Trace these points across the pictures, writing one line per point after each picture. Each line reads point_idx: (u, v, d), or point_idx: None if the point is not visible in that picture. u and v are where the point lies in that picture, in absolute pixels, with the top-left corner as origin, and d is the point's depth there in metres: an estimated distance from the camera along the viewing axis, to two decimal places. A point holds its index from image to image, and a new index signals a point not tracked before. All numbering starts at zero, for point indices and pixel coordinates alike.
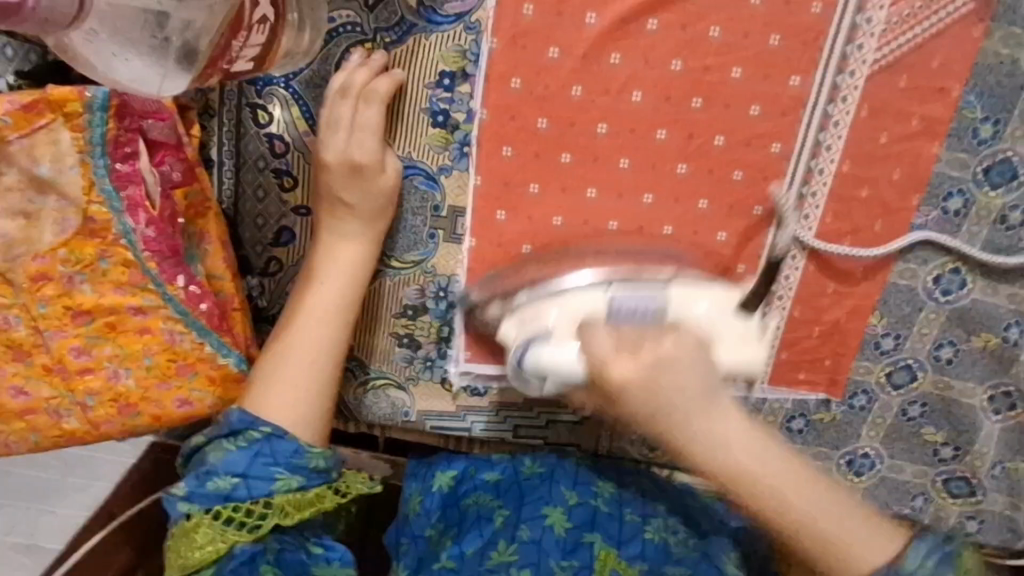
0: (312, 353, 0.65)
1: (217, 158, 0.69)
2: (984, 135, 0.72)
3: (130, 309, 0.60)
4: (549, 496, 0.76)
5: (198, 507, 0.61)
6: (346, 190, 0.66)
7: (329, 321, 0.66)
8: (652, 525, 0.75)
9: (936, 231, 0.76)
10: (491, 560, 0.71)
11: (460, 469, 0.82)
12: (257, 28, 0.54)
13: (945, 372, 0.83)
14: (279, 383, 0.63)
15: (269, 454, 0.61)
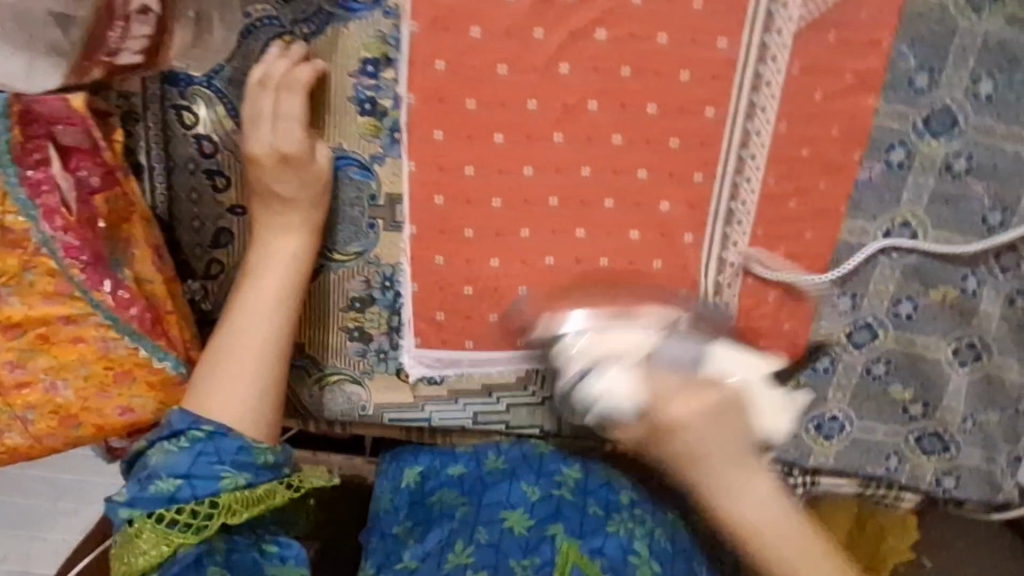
0: (256, 347, 0.64)
1: (147, 162, 0.68)
2: (920, 85, 0.71)
3: (60, 319, 0.59)
4: (510, 496, 0.77)
5: (141, 511, 0.56)
6: (278, 181, 0.65)
7: (275, 313, 0.65)
8: (616, 518, 0.75)
9: (881, 185, 0.75)
10: (448, 563, 0.72)
11: (425, 465, 0.82)
12: (137, 19, 0.55)
13: (906, 328, 0.83)
14: (223, 381, 0.62)
15: (213, 452, 0.58)
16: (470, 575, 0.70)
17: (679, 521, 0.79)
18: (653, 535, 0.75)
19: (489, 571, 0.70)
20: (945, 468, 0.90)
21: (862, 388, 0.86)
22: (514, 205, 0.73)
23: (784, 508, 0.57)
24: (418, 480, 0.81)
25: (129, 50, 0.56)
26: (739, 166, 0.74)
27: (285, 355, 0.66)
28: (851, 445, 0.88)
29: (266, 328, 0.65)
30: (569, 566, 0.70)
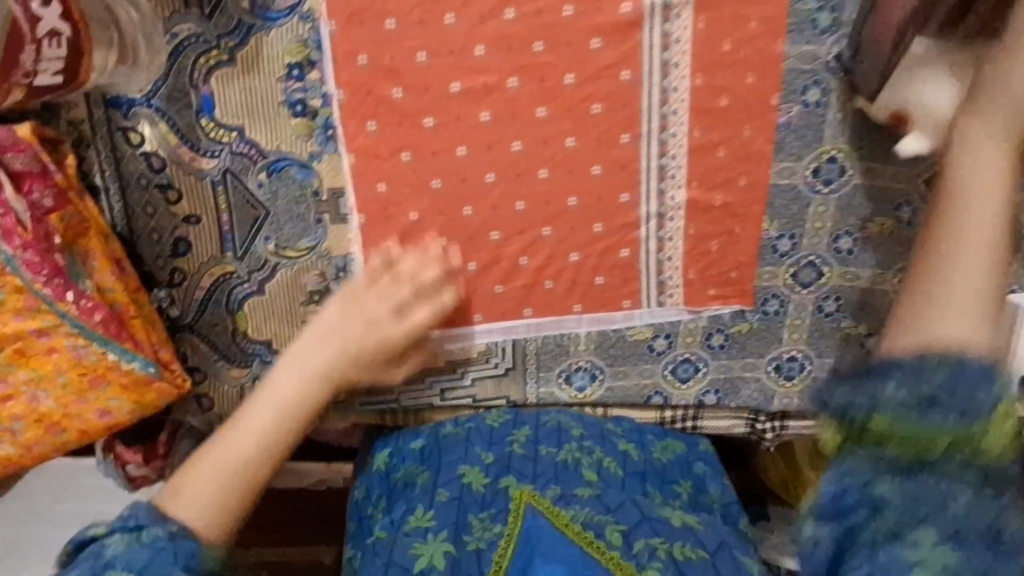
0: (241, 448, 0.61)
1: (103, 184, 0.73)
2: (824, 25, 0.74)
3: (32, 332, 0.64)
4: (465, 457, 0.81)
5: None
6: (288, 376, 0.65)
7: (255, 437, 0.60)
8: (567, 449, 0.80)
9: (801, 126, 0.78)
10: (408, 525, 0.75)
11: (392, 446, 0.86)
12: (49, 41, 0.55)
13: (849, 263, 0.85)
14: (195, 481, 0.58)
15: (172, 553, 0.52)
16: (431, 536, 0.72)
17: (630, 450, 0.84)
18: (603, 462, 0.80)
19: (450, 528, 0.73)
20: None
21: (815, 326, 0.88)
22: (452, 184, 0.76)
23: (984, 220, 0.45)
24: (388, 462, 0.85)
25: (45, 72, 0.56)
26: (662, 123, 0.76)
27: (281, 444, 0.62)
28: (814, 385, 0.90)
29: (249, 445, 0.61)
30: (523, 506, 0.72)
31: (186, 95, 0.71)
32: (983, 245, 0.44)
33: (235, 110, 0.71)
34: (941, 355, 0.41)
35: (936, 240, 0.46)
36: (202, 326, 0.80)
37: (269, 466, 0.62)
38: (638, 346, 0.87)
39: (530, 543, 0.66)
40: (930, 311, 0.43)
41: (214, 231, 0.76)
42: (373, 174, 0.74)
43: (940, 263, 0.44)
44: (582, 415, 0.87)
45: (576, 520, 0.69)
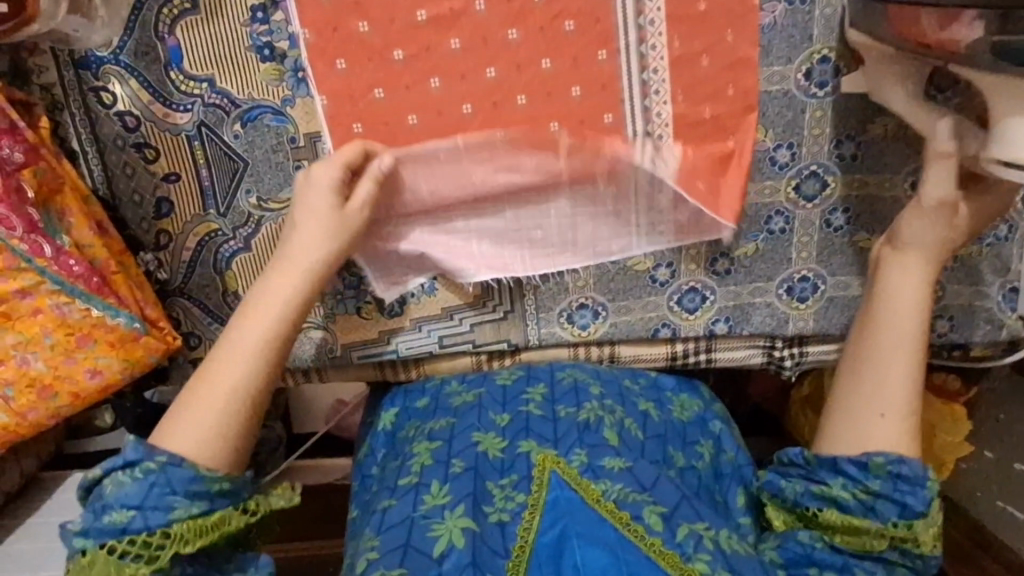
0: (224, 380, 0.64)
1: (80, 148, 0.73)
2: None
3: (15, 293, 0.64)
4: (479, 423, 0.73)
5: (95, 541, 0.59)
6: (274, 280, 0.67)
7: (249, 354, 0.65)
8: (587, 407, 0.73)
9: (787, 25, 0.74)
10: (424, 506, 0.65)
11: (399, 406, 0.83)
12: None
13: (854, 169, 0.81)
14: (192, 408, 0.63)
15: (166, 484, 0.60)
16: (448, 514, 0.63)
17: (651, 411, 0.77)
18: (625, 423, 0.73)
19: (468, 501, 0.64)
20: (936, 312, 0.86)
21: (824, 243, 0.84)
22: (429, 120, 0.74)
23: (904, 377, 0.71)
24: (394, 421, 0.82)
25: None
26: (640, 35, 0.73)
27: (273, 364, 0.66)
28: (829, 305, 0.86)
29: (237, 367, 0.64)
30: (549, 473, 0.63)
31: (154, 49, 0.70)
32: (892, 393, 0.71)
33: (204, 59, 0.71)
34: (878, 465, 0.68)
35: (868, 372, 0.72)
36: (192, 288, 0.79)
37: (263, 384, 0.66)
38: (639, 277, 0.84)
39: (561, 522, 0.58)
40: (869, 433, 0.70)
41: (195, 189, 0.75)
42: (345, 114, 0.72)
43: (869, 394, 0.71)
44: (599, 370, 0.81)
45: (610, 496, 0.62)
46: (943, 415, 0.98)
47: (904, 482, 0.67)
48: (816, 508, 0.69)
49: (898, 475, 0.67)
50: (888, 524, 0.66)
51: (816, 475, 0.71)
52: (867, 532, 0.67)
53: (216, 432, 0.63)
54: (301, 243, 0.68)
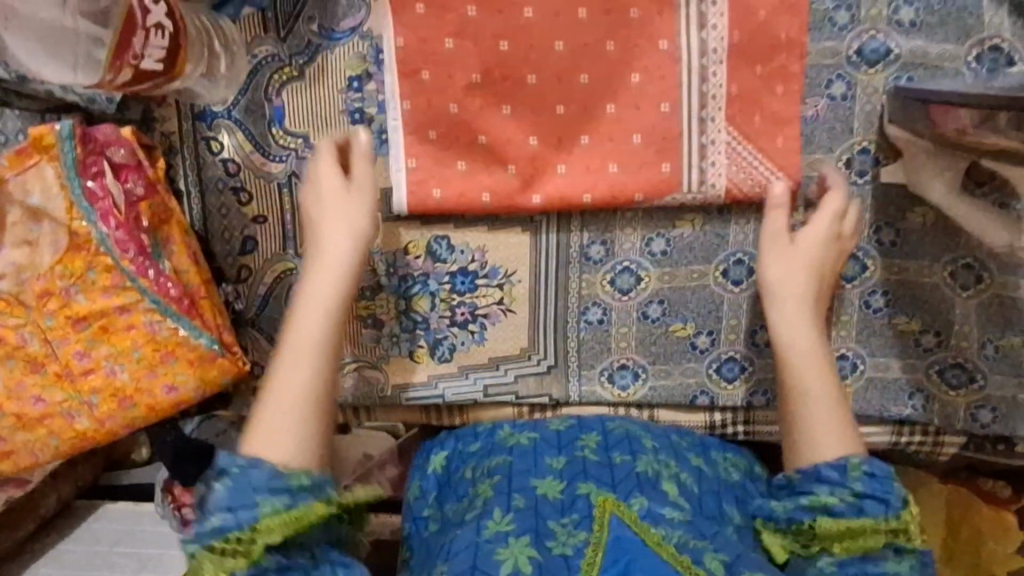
0: (293, 389, 0.66)
1: (185, 188, 0.82)
2: (841, 22, 0.78)
3: (117, 309, 0.72)
4: (536, 469, 0.72)
5: (197, 543, 0.61)
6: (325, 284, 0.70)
7: (300, 404, 0.66)
8: (643, 458, 0.73)
9: (830, 117, 0.80)
10: (487, 530, 0.65)
11: (450, 449, 0.83)
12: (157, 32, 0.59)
13: (893, 255, 0.84)
14: (264, 432, 0.64)
15: (252, 482, 0.61)
16: (513, 540, 0.63)
17: (703, 466, 0.77)
18: (681, 475, 0.73)
19: (532, 534, 0.64)
20: (979, 402, 0.86)
21: (864, 322, 0.86)
22: None
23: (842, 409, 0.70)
24: (445, 464, 0.81)
25: (149, 58, 0.59)
26: (700, 127, 0.78)
27: (324, 399, 0.67)
28: (868, 384, 0.87)
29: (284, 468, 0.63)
30: (608, 515, 0.64)
31: (261, 107, 0.80)
32: (821, 383, 0.71)
33: (304, 119, 0.81)
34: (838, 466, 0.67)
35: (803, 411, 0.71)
36: (264, 320, 0.85)
37: (320, 421, 0.67)
38: (680, 344, 0.87)
39: (626, 557, 0.59)
40: (827, 437, 0.69)
41: (278, 231, 0.83)
42: (415, 172, 0.79)
43: (815, 434, 0.70)
44: (647, 424, 0.81)
45: (670, 540, 0.62)
46: (990, 524, 0.92)
47: (880, 480, 0.66)
48: (810, 519, 0.67)
49: (873, 474, 0.66)
50: (879, 520, 0.65)
51: (801, 488, 0.69)
52: (867, 532, 0.65)
53: (304, 445, 0.65)
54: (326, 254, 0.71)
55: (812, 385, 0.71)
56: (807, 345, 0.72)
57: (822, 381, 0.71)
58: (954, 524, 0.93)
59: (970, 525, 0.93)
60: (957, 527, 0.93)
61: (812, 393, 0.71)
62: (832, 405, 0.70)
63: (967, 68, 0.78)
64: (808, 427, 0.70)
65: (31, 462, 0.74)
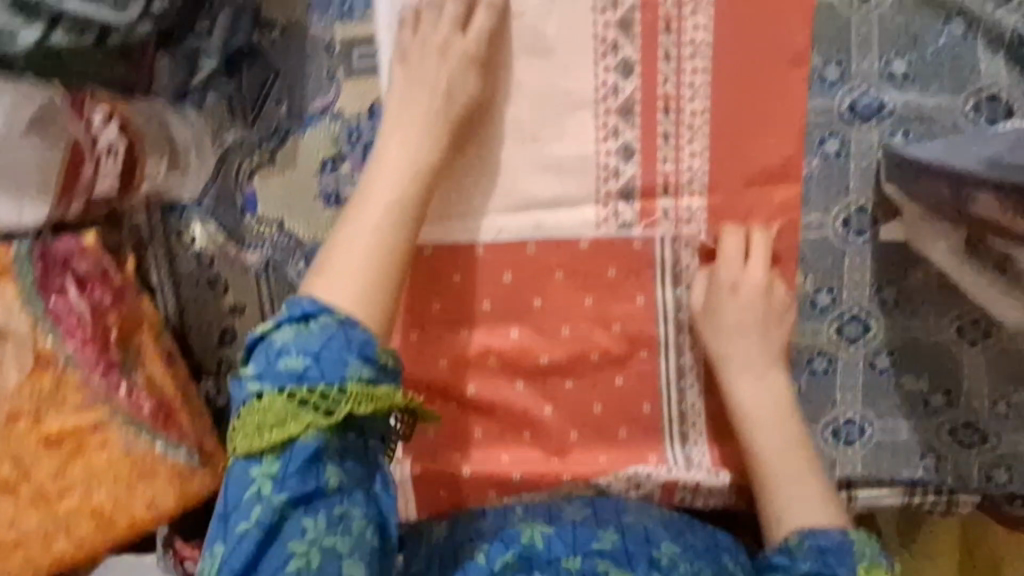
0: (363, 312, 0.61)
1: (158, 283, 0.79)
2: (832, 78, 0.75)
3: (90, 427, 0.68)
4: (552, 557, 0.70)
5: (270, 387, 0.58)
6: (393, 135, 0.68)
7: (381, 229, 0.65)
8: (660, 547, 0.71)
9: (825, 177, 0.76)
10: None
11: (450, 526, 0.77)
12: (105, 156, 0.68)
13: (896, 315, 0.81)
14: (346, 274, 0.63)
15: (344, 342, 0.58)
16: None
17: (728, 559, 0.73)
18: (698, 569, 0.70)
19: None
20: (993, 461, 0.82)
21: (871, 385, 0.83)
22: (496, 254, 0.78)
23: (806, 455, 0.74)
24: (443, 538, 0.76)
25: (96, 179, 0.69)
26: (675, 200, 0.76)
27: (427, 180, 0.68)
28: (877, 448, 0.84)
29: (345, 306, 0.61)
30: None
31: (230, 196, 0.77)
32: (794, 460, 0.73)
33: (276, 204, 0.76)
34: (800, 543, 0.69)
35: (749, 440, 0.75)
36: None
37: (407, 234, 0.66)
38: (680, 417, 0.83)
39: None
40: (798, 502, 0.71)
41: (257, 321, 0.79)
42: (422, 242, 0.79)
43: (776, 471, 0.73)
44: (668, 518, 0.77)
45: None
46: (1007, 538, 0.93)
47: (833, 555, 0.67)
48: None
49: (823, 549, 0.68)
50: None
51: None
52: None
53: (365, 298, 0.62)
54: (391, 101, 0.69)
55: (754, 405, 0.76)
56: (769, 397, 0.76)
57: (766, 393, 0.76)
58: (970, 543, 0.96)
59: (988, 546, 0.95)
60: (973, 547, 0.95)
61: (771, 421, 0.75)
62: (781, 410, 0.75)
63: (965, 119, 0.74)
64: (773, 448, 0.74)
65: None
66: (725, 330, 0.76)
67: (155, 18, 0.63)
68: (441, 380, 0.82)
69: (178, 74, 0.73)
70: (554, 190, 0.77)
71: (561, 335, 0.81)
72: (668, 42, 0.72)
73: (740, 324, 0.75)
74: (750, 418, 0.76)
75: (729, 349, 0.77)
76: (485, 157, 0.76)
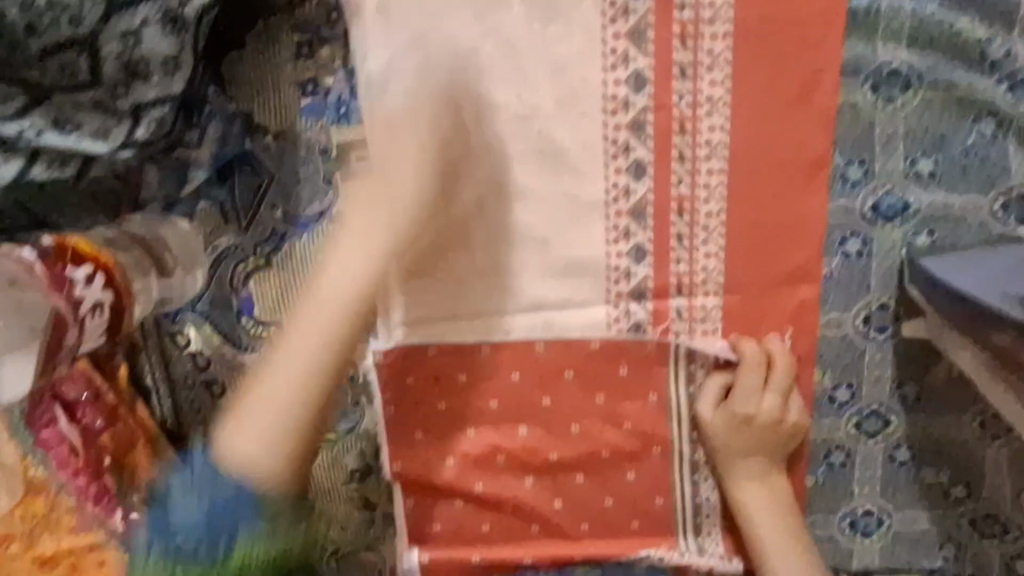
0: (297, 379, 0.61)
1: (152, 384, 0.75)
2: (854, 178, 0.71)
3: (84, 550, 0.66)
4: None
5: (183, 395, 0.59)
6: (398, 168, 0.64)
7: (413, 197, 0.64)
8: None
9: (845, 277, 0.73)
10: None
11: None
12: (92, 315, 0.60)
13: (917, 410, 0.78)
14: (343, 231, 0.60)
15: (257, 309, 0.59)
16: None
17: None
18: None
19: None
20: (1013, 551, 0.78)
21: (889, 478, 0.80)
22: (502, 351, 0.76)
23: (804, 550, 0.74)
24: None
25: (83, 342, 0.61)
26: (689, 300, 0.74)
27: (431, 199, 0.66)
28: (895, 540, 0.82)
29: (298, 393, 0.61)
30: None
31: (227, 301, 0.74)
32: (794, 554, 0.73)
33: (275, 308, 0.74)
34: None
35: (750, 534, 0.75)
36: None
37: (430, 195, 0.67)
38: (695, 511, 0.79)
39: None
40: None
41: None
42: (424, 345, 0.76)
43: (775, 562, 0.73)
44: None
45: None
46: None
47: None
48: None
49: None
50: None
51: None
52: None
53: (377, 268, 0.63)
54: (398, 77, 0.67)
55: (753, 503, 0.75)
56: (766, 496, 0.76)
57: (764, 489, 0.76)
58: None
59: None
60: None
61: (771, 518, 0.75)
62: (779, 507, 0.75)
63: (992, 218, 0.71)
64: (770, 541, 0.74)
65: None
66: (719, 433, 0.75)
67: (137, 147, 0.59)
68: (448, 481, 0.79)
69: (168, 185, 0.68)
70: (560, 293, 0.74)
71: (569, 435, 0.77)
72: (683, 144, 0.70)
73: (733, 426, 0.75)
74: (748, 514, 0.75)
75: (724, 448, 0.76)
76: (486, 261, 0.74)
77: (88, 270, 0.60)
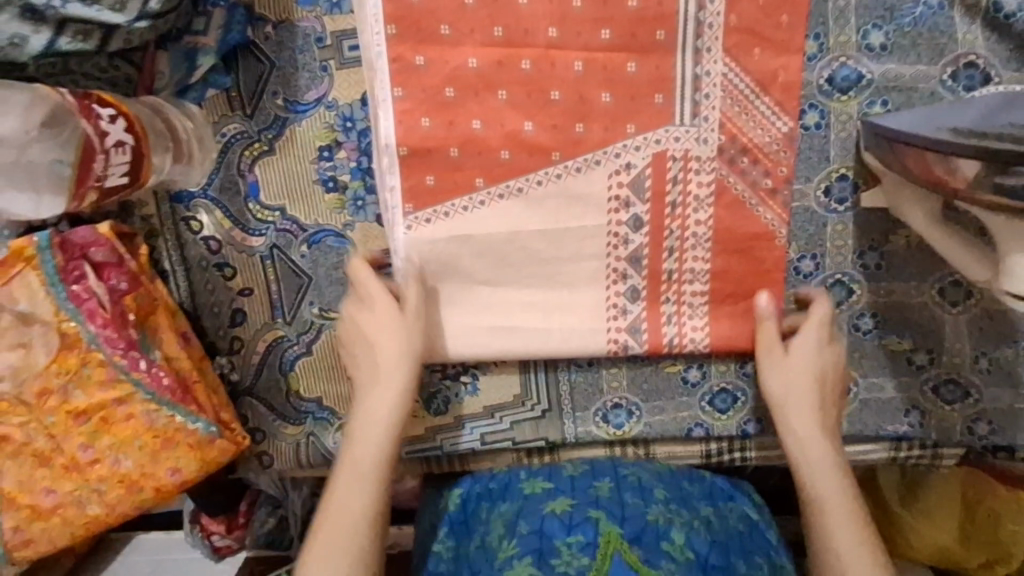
0: (350, 517, 0.70)
1: (170, 268, 0.83)
2: (811, 51, 0.77)
3: (113, 401, 0.74)
4: (550, 493, 0.77)
5: None
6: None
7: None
8: (654, 509, 0.74)
9: (805, 147, 0.79)
10: (497, 558, 0.71)
11: (465, 487, 0.84)
12: (116, 150, 0.67)
13: (879, 278, 0.83)
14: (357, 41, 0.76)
15: None
16: (516, 562, 0.68)
17: (711, 518, 0.77)
18: (693, 525, 0.74)
19: (535, 555, 0.68)
20: (975, 415, 0.85)
21: (854, 345, 0.86)
22: None
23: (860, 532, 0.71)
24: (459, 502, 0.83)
25: (111, 176, 0.67)
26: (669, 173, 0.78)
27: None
28: (862, 406, 0.87)
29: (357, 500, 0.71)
30: (612, 553, 0.67)
31: (235, 185, 0.81)
32: (847, 525, 0.72)
33: (279, 190, 0.81)
34: None
35: (811, 496, 0.74)
36: (259, 388, 0.87)
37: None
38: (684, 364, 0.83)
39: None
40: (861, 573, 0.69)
41: (265, 301, 0.85)
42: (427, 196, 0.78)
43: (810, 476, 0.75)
44: (659, 471, 0.82)
45: None
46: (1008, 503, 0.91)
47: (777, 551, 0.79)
48: None
49: None
50: None
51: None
52: None
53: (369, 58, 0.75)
54: None
55: (813, 451, 0.76)
56: (821, 459, 0.75)
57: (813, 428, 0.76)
58: (969, 506, 0.94)
59: (986, 505, 0.93)
60: (971, 507, 0.94)
61: (823, 470, 0.75)
62: (828, 460, 0.75)
63: (942, 86, 0.76)
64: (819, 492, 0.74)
65: (51, 549, 0.77)
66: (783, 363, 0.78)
67: (150, 19, 0.66)
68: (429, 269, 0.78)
69: (178, 68, 0.76)
70: (556, 199, 0.77)
71: (553, 330, 0.81)
72: (657, 19, 0.74)
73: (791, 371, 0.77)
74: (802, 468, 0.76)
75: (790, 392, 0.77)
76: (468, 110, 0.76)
77: (113, 111, 0.66)
